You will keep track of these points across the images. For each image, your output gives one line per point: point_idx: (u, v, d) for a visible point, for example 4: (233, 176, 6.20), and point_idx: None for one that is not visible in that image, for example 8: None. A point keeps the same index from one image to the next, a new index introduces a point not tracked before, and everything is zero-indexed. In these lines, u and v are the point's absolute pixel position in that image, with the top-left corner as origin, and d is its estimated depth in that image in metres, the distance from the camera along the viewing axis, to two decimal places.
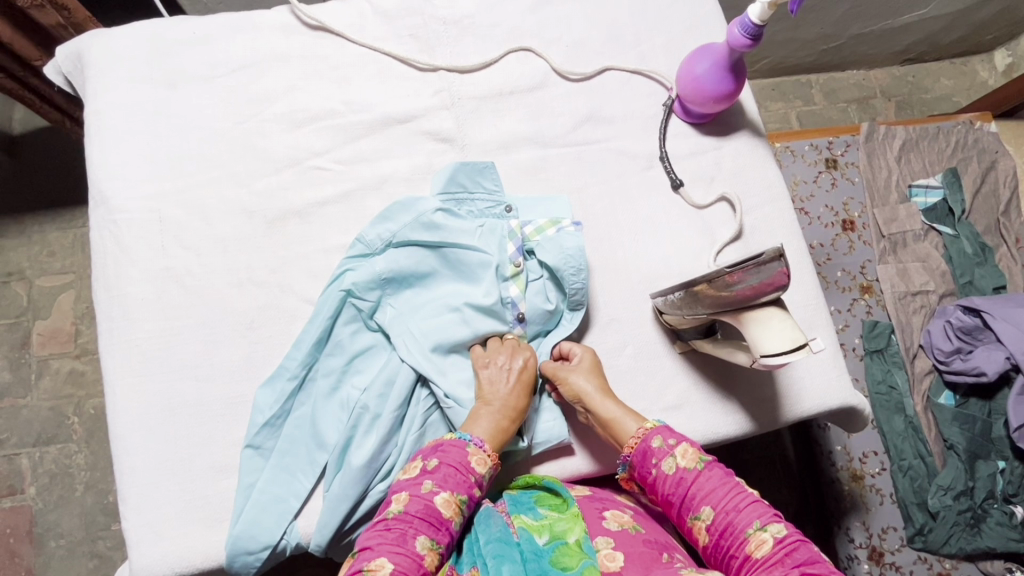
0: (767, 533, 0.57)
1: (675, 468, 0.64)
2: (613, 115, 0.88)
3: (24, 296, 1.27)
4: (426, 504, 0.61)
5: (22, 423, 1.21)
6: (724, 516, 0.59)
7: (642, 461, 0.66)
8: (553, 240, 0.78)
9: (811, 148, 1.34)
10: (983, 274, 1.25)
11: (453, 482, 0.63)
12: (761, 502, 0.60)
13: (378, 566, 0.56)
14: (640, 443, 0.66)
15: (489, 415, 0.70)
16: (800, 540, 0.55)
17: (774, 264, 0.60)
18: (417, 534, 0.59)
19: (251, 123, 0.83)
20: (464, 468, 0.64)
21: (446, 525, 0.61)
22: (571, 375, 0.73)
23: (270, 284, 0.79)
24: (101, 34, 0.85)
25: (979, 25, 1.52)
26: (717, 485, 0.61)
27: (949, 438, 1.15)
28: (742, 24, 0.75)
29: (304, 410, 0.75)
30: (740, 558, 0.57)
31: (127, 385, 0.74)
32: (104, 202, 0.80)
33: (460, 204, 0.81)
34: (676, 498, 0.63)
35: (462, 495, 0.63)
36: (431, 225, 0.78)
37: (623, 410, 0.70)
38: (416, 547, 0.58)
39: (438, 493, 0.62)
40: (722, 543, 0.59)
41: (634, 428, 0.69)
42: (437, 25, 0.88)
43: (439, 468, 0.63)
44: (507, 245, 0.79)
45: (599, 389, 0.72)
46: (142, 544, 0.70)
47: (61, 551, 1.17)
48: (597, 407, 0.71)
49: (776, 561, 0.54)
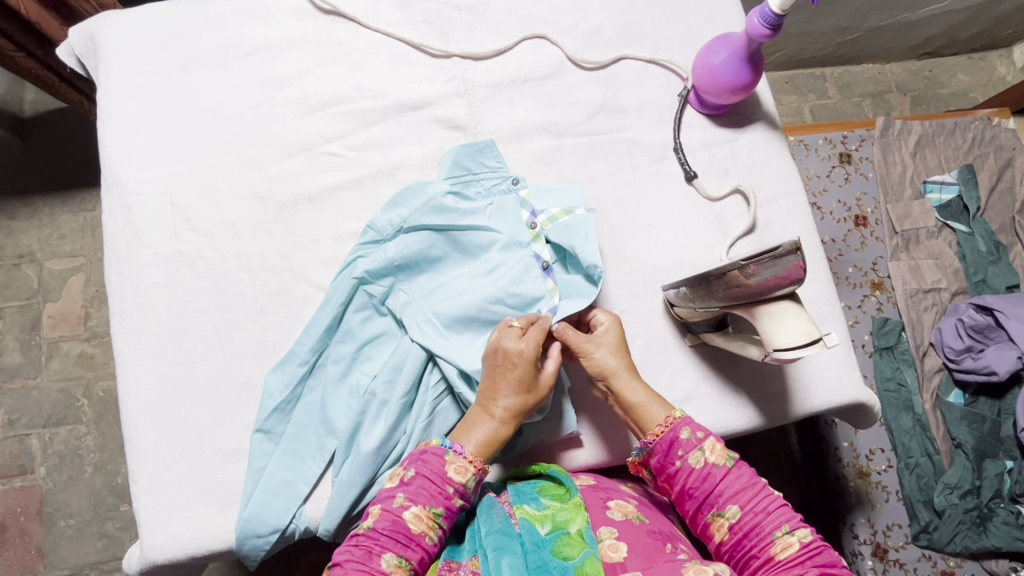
0: (794, 536, 0.58)
1: (703, 462, 0.63)
2: (627, 105, 0.88)
3: (35, 279, 1.28)
4: (394, 520, 0.61)
5: (33, 403, 1.23)
6: (751, 517, 0.60)
7: (667, 450, 0.65)
8: (566, 226, 0.78)
9: (825, 142, 1.33)
10: (997, 272, 1.24)
11: (425, 496, 0.62)
12: (787, 505, 0.61)
13: None
14: (668, 432, 0.65)
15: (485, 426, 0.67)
16: (823, 545, 0.58)
17: (791, 257, 0.60)
18: (383, 552, 0.60)
19: (264, 107, 0.83)
20: (440, 479, 0.63)
21: (416, 541, 0.61)
22: (597, 351, 0.70)
23: (281, 270, 0.79)
24: (115, 16, 0.84)
25: (1000, 19, 1.49)
26: (745, 485, 0.62)
27: (958, 436, 1.14)
28: (762, 14, 0.74)
29: (313, 396, 0.75)
30: (761, 558, 0.59)
31: (139, 367, 0.75)
32: (117, 184, 0.80)
33: (467, 186, 0.80)
34: (699, 492, 0.63)
35: (436, 509, 0.62)
36: (442, 210, 0.78)
37: (648, 395, 0.68)
38: (380, 565, 0.59)
39: (408, 508, 0.61)
40: (744, 543, 0.60)
41: (661, 415, 0.67)
42: (451, 12, 0.88)
43: (414, 480, 0.63)
44: (521, 212, 0.79)
45: (625, 367, 0.70)
46: (153, 525, 0.71)
47: (71, 530, 1.18)
48: (622, 388, 0.69)
49: (800, 563, 0.57)
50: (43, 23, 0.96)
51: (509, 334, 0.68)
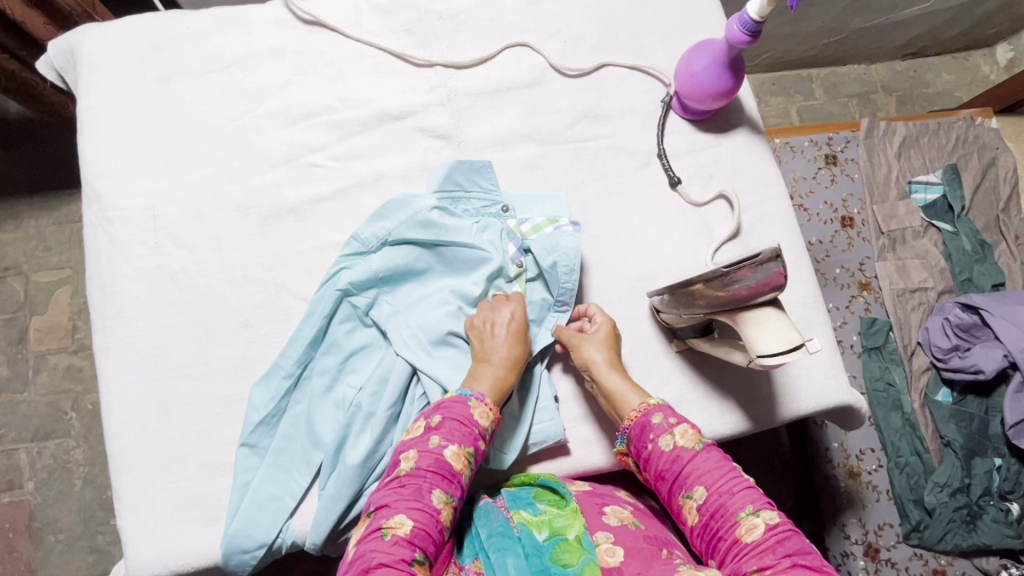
0: (759, 518, 0.57)
1: (672, 446, 0.64)
2: (611, 112, 0.88)
3: (21, 292, 1.27)
4: (436, 458, 0.61)
5: (21, 418, 1.21)
6: (717, 498, 0.60)
7: (639, 436, 0.67)
8: (549, 239, 0.78)
9: (811, 144, 1.33)
10: (982, 271, 1.24)
11: (460, 435, 0.64)
12: (754, 489, 0.60)
13: (397, 523, 0.57)
14: (640, 417, 0.67)
15: (490, 371, 0.70)
16: (791, 529, 0.57)
17: (772, 264, 0.60)
18: (432, 488, 0.60)
19: (246, 119, 0.83)
20: (469, 420, 0.65)
21: (457, 478, 0.62)
22: (583, 344, 0.73)
23: (266, 282, 0.78)
24: (95, 28, 0.84)
25: (981, 19, 1.51)
26: (712, 467, 0.62)
27: (947, 435, 1.15)
28: (742, 20, 0.74)
29: (299, 409, 0.75)
30: (728, 540, 0.58)
31: (122, 382, 0.74)
32: (98, 198, 0.79)
33: (457, 203, 0.80)
34: (669, 474, 0.64)
35: (470, 448, 0.64)
36: (428, 225, 0.77)
37: (629, 385, 0.71)
38: (432, 501, 0.59)
39: (447, 447, 0.62)
40: (711, 524, 0.59)
41: (637, 403, 0.70)
42: (434, 20, 0.88)
43: (444, 423, 0.64)
44: (507, 245, 0.80)
45: (608, 360, 0.72)
46: (138, 543, 0.70)
47: (60, 545, 1.17)
48: (604, 380, 0.71)
49: (765, 546, 0.55)
50: (28, 21, 0.95)
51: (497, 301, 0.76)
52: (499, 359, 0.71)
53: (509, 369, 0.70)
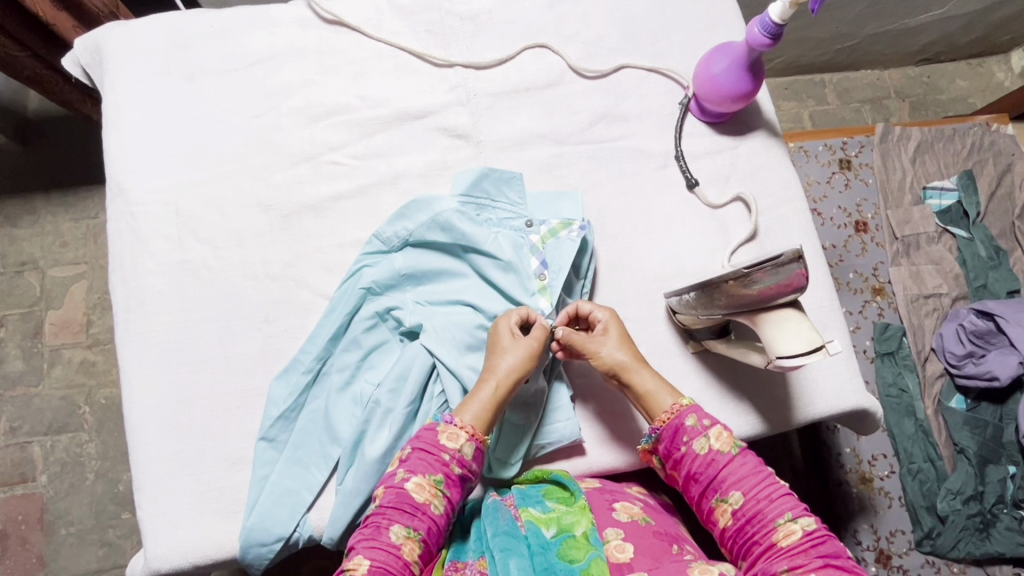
0: (797, 524, 0.58)
1: (708, 449, 0.64)
2: (629, 113, 0.88)
3: (37, 286, 1.28)
4: (398, 492, 0.62)
5: (34, 411, 1.23)
6: (755, 503, 0.60)
7: (672, 437, 0.66)
8: (559, 246, 0.78)
9: (825, 148, 1.33)
10: (998, 277, 1.24)
11: (424, 465, 0.63)
12: (791, 495, 0.61)
13: (355, 564, 0.58)
14: (673, 419, 0.66)
15: (481, 391, 0.68)
16: (827, 535, 0.58)
17: (793, 265, 0.60)
18: (390, 525, 0.60)
19: (268, 117, 0.84)
20: (435, 447, 0.64)
21: (422, 510, 0.61)
22: (603, 348, 0.71)
23: (285, 278, 0.79)
24: (120, 25, 0.85)
25: (996, 26, 1.51)
26: (750, 472, 0.62)
27: (960, 442, 1.14)
28: (763, 23, 0.74)
29: (317, 404, 0.75)
30: (763, 545, 0.59)
31: (142, 375, 0.75)
32: (122, 193, 0.80)
33: (481, 210, 0.81)
34: (703, 477, 0.63)
35: (436, 476, 0.63)
36: (449, 229, 0.78)
37: (658, 384, 0.69)
38: (389, 538, 0.60)
39: (409, 479, 0.62)
40: (746, 528, 0.60)
41: (669, 403, 0.68)
42: (453, 21, 0.88)
43: (412, 454, 0.64)
44: (528, 258, 0.79)
45: (635, 358, 0.71)
46: (157, 534, 0.71)
47: (72, 538, 1.18)
48: (634, 379, 0.70)
49: (804, 552, 0.57)
50: (58, 24, 0.97)
51: (505, 314, 0.74)
52: (495, 375, 0.69)
53: (503, 387, 0.68)
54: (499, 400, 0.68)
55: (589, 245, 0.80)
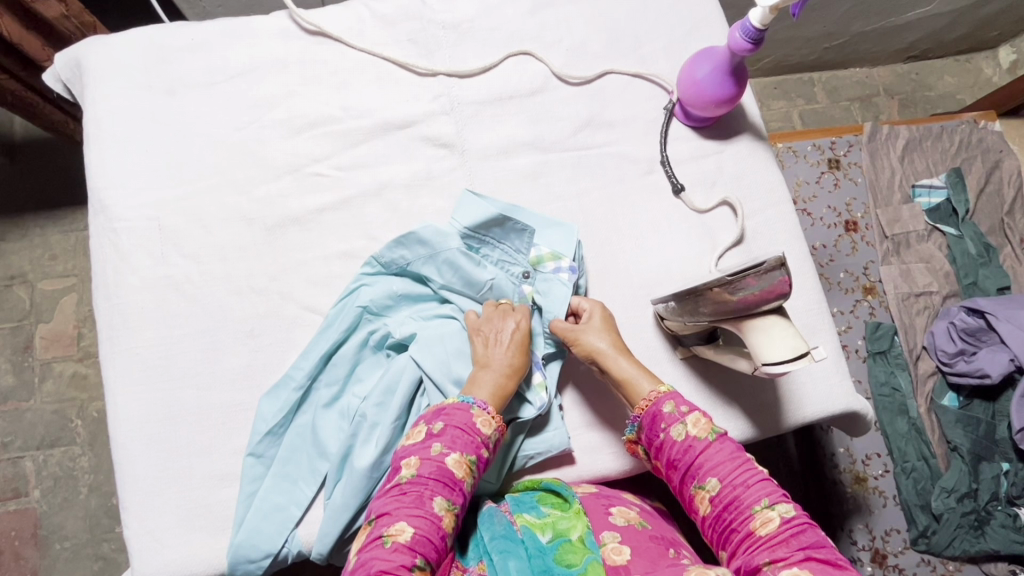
0: (774, 512, 0.58)
1: (685, 435, 0.65)
2: (614, 119, 0.88)
3: (27, 300, 1.27)
4: (437, 466, 0.62)
5: (26, 426, 1.22)
6: (731, 490, 0.61)
7: (651, 424, 0.67)
8: (547, 282, 0.79)
9: (813, 148, 1.34)
10: (987, 274, 1.24)
11: (462, 443, 0.64)
12: (769, 480, 0.61)
13: (398, 530, 0.58)
14: (651, 406, 0.67)
15: (489, 379, 0.70)
16: (807, 524, 0.58)
17: (777, 272, 0.61)
18: (433, 496, 0.61)
19: (250, 130, 0.83)
20: (471, 428, 0.65)
21: (459, 485, 0.62)
22: (583, 335, 0.73)
23: (270, 292, 0.79)
24: (100, 40, 0.84)
25: (983, 22, 1.51)
26: (726, 458, 0.63)
27: (954, 440, 1.14)
28: (744, 28, 0.74)
29: (305, 418, 0.75)
30: (741, 533, 0.59)
31: (126, 392, 0.74)
32: (104, 209, 0.80)
33: (481, 245, 0.80)
34: (682, 464, 0.64)
35: (472, 456, 0.64)
36: (446, 262, 0.78)
37: (637, 369, 0.70)
38: (434, 508, 0.60)
39: (448, 454, 0.63)
40: (724, 515, 0.61)
41: (647, 388, 0.69)
42: (436, 30, 0.88)
43: (447, 431, 0.64)
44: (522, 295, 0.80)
45: (613, 346, 0.72)
46: (144, 553, 0.70)
47: (66, 553, 1.17)
48: (610, 365, 0.71)
49: (783, 541, 0.56)
50: (26, 44, 0.97)
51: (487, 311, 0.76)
52: (497, 367, 0.71)
53: (509, 375, 0.70)
54: (509, 386, 0.70)
55: (582, 271, 0.80)
